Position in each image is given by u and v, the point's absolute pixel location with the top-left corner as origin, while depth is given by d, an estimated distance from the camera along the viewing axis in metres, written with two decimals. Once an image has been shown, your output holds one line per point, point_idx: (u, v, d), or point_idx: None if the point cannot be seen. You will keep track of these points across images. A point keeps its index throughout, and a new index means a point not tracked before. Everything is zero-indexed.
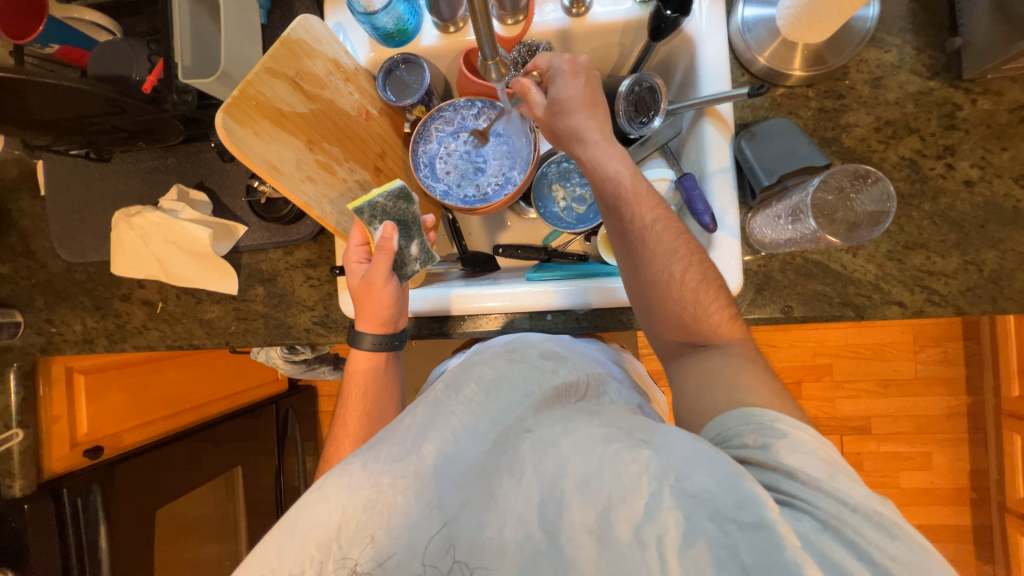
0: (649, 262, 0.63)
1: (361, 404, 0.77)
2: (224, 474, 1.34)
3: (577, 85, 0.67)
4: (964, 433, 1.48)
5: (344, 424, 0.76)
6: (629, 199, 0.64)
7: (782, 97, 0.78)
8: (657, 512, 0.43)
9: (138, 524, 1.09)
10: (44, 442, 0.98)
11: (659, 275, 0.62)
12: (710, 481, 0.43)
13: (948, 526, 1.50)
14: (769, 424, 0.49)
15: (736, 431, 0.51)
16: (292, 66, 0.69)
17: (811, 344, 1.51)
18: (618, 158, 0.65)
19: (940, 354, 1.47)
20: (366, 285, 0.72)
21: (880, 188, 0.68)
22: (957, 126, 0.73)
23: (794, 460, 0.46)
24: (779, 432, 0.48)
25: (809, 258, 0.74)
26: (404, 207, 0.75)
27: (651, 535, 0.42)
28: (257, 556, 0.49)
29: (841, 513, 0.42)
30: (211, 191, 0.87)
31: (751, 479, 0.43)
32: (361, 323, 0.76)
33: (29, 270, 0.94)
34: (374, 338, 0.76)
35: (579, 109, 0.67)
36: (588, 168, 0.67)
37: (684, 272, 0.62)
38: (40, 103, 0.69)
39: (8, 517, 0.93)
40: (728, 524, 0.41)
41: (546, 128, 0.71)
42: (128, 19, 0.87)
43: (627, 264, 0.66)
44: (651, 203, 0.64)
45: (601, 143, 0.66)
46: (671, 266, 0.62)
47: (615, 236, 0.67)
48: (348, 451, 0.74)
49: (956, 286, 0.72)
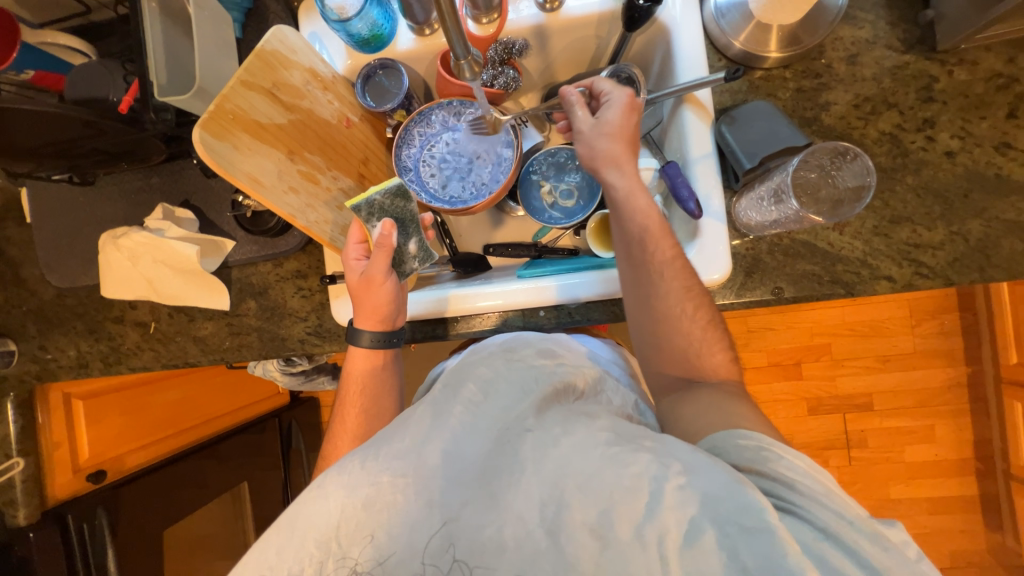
0: (664, 296, 0.66)
1: (359, 401, 0.77)
2: (231, 490, 1.33)
3: (630, 122, 0.70)
4: (965, 404, 1.49)
5: (343, 424, 0.76)
6: (656, 233, 0.67)
7: (760, 79, 0.78)
8: (658, 511, 0.43)
9: (145, 546, 1.09)
10: (47, 469, 0.97)
11: (671, 310, 0.66)
12: (713, 481, 0.44)
13: (956, 497, 1.51)
14: (769, 445, 0.50)
15: (733, 444, 0.52)
16: (267, 78, 0.68)
17: (808, 324, 1.51)
18: (647, 193, 0.68)
19: (937, 326, 1.48)
20: (365, 281, 0.72)
21: (862, 163, 0.68)
22: (935, 98, 0.74)
23: (792, 472, 0.47)
24: (780, 453, 0.49)
25: (797, 239, 0.74)
26: (402, 205, 0.75)
27: (652, 535, 0.43)
28: (258, 550, 0.49)
29: (840, 524, 0.43)
30: (197, 208, 0.87)
31: (751, 487, 0.44)
32: (360, 321, 0.75)
33: (19, 298, 0.94)
34: (373, 335, 0.75)
35: (620, 140, 0.69)
36: (623, 192, 0.68)
37: (694, 313, 0.66)
38: (18, 130, 0.69)
39: (13, 546, 0.93)
40: (727, 526, 0.42)
41: (581, 141, 0.71)
42: (104, 40, 0.87)
43: (637, 285, 0.67)
44: (673, 244, 0.67)
45: (635, 175, 0.69)
46: (683, 306, 0.66)
47: (629, 261, 0.68)
48: (347, 449, 0.74)
49: (943, 257, 0.72)
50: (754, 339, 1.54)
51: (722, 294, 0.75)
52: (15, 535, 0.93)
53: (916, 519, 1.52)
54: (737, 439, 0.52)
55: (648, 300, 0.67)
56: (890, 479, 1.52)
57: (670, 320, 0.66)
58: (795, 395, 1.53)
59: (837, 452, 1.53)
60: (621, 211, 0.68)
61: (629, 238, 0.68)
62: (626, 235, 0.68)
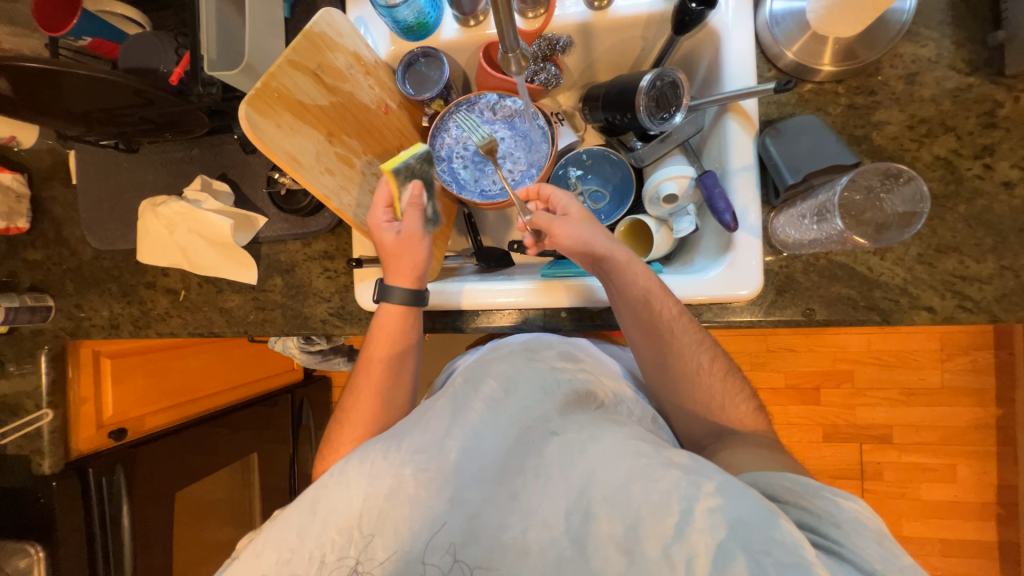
0: (680, 355, 0.67)
1: (382, 360, 0.76)
2: (241, 459, 1.37)
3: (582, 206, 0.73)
4: (993, 446, 1.42)
5: (361, 379, 0.76)
6: (662, 294, 0.67)
7: (810, 93, 0.75)
8: (688, 532, 0.42)
9: (157, 505, 1.13)
10: (72, 423, 1.01)
11: (689, 366, 0.67)
12: (745, 508, 0.43)
13: (973, 542, 1.45)
14: (818, 487, 0.51)
15: (774, 482, 0.53)
16: (313, 59, 0.69)
17: (832, 349, 1.47)
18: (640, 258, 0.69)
19: (970, 363, 1.41)
20: (404, 240, 0.73)
21: (913, 188, 0.66)
22: (997, 124, 0.70)
23: (846, 510, 0.47)
24: (832, 494, 0.49)
25: (834, 260, 0.72)
26: (428, 170, 0.77)
27: (681, 556, 0.42)
28: (275, 531, 0.49)
29: (885, 567, 0.43)
30: (233, 182, 0.89)
31: (786, 519, 0.43)
32: (391, 278, 0.74)
33: (60, 256, 0.98)
34: (403, 292, 0.74)
35: (590, 218, 0.71)
36: (622, 262, 0.67)
37: (711, 362, 0.68)
38: (73, 95, 0.71)
39: (37, 493, 0.97)
40: (763, 553, 0.40)
41: (558, 229, 0.70)
42: (158, 12, 0.90)
43: (657, 346, 0.67)
44: (676, 300, 0.68)
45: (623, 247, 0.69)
46: (699, 358, 0.67)
47: (642, 330, 0.68)
48: (365, 405, 0.75)
49: (990, 292, 0.69)
50: (774, 359, 1.50)
51: (750, 311, 0.74)
52: (39, 482, 0.97)
53: (928, 559, 1.47)
54: (778, 481, 0.53)
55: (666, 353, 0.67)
56: (904, 515, 1.47)
57: (688, 374, 0.67)
58: (812, 420, 1.49)
59: (850, 482, 1.49)
60: (625, 288, 0.67)
61: (637, 312, 0.67)
62: (633, 306, 0.67)
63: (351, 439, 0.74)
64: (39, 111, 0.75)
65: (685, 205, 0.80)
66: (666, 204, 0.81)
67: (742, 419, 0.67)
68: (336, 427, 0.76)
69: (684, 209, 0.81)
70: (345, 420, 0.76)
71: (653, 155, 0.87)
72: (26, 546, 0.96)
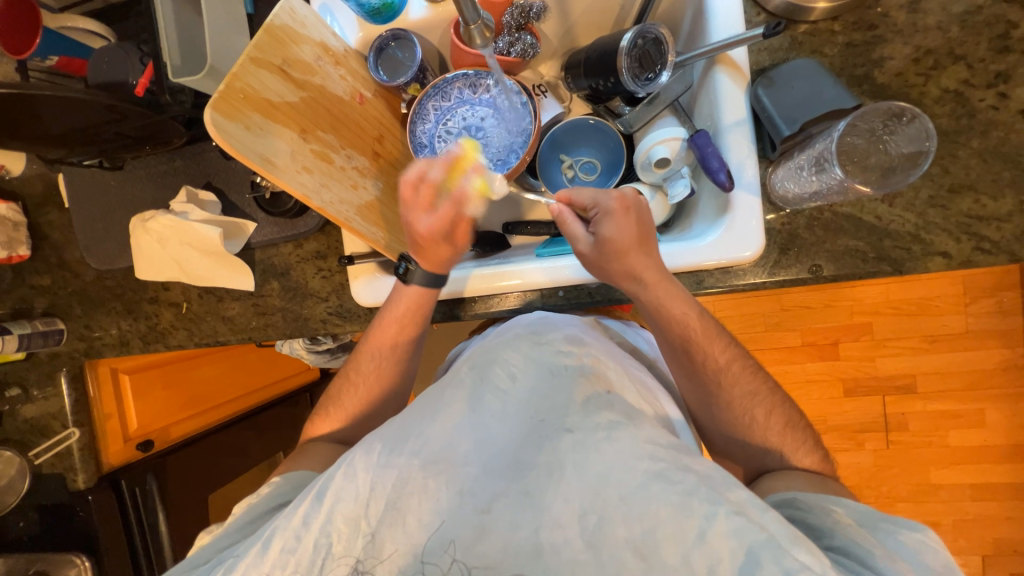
0: (717, 378, 0.67)
1: (392, 331, 0.76)
2: (268, 459, 1.45)
3: (629, 226, 0.65)
4: (1021, 388, 1.38)
5: (368, 345, 0.78)
6: (700, 339, 0.67)
7: (804, 34, 0.70)
8: (709, 535, 0.42)
9: (193, 509, 1.18)
10: (101, 440, 1.05)
11: (734, 395, 0.67)
12: (773, 528, 0.42)
13: (1005, 484, 1.42)
14: (877, 518, 0.50)
15: (825, 509, 0.52)
16: (278, 53, 0.67)
17: (847, 303, 1.43)
18: (686, 295, 0.68)
19: (994, 305, 1.36)
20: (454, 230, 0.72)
21: (918, 126, 0.62)
22: (1011, 48, 0.65)
23: (909, 540, 0.48)
24: (892, 527, 0.49)
25: (839, 212, 0.68)
26: None
27: (702, 561, 0.42)
28: (285, 518, 0.51)
29: None
30: (219, 191, 0.89)
31: (807, 549, 0.41)
32: (424, 266, 0.74)
33: (64, 279, 0.99)
34: (427, 274, 0.74)
35: (631, 251, 0.65)
36: (654, 305, 0.67)
37: (755, 392, 0.67)
38: (46, 116, 0.71)
39: (76, 507, 1.01)
40: (788, 560, 0.40)
41: (588, 262, 0.69)
42: (123, 23, 0.88)
43: (694, 380, 0.69)
44: (720, 343, 0.68)
45: (660, 283, 0.66)
46: (741, 386, 0.67)
47: (681, 370, 0.70)
48: (370, 369, 0.78)
49: (1010, 230, 0.65)
50: (788, 318, 1.46)
51: (754, 272, 0.71)
52: (75, 497, 1.01)
53: (958, 506, 1.44)
54: (830, 508, 0.52)
55: (704, 368, 0.68)
56: (932, 464, 1.44)
57: (703, 369, 0.68)
58: (831, 376, 1.46)
59: (874, 435, 1.46)
60: (658, 326, 0.69)
61: (672, 348, 0.69)
62: (669, 346, 0.69)
63: (352, 398, 0.78)
64: (17, 139, 0.75)
65: (679, 168, 0.77)
66: (659, 168, 0.78)
67: (740, 383, 0.67)
68: (338, 380, 0.81)
69: (678, 171, 0.77)
70: (348, 377, 0.79)
71: (642, 119, 0.83)
72: (70, 557, 0.99)
